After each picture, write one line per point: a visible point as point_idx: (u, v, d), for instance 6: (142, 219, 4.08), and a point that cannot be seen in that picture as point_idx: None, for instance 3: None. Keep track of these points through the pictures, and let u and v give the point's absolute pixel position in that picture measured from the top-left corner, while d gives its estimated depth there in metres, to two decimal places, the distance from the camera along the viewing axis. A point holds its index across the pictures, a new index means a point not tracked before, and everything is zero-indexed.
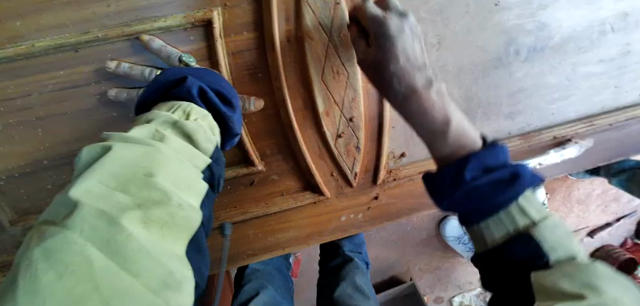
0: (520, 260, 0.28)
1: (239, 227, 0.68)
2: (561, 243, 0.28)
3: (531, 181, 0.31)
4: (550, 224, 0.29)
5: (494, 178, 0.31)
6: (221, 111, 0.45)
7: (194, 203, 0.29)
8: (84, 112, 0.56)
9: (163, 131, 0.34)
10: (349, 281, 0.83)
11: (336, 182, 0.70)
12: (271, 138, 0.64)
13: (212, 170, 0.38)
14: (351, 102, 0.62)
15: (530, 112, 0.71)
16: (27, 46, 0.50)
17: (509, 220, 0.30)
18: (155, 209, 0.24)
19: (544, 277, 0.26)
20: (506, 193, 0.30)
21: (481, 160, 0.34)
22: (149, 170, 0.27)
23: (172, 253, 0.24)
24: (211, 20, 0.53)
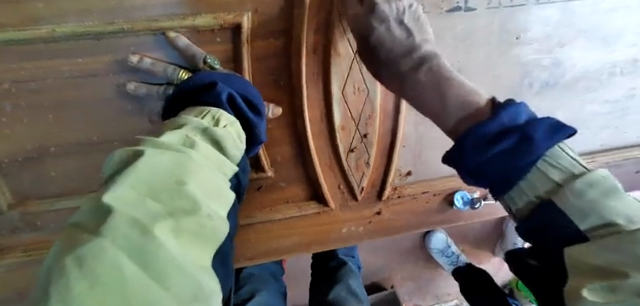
0: (558, 235, 0.31)
1: (241, 231, 0.68)
2: (594, 207, 0.28)
3: (547, 138, 0.32)
4: (578, 186, 0.30)
5: (505, 146, 0.33)
6: (247, 117, 0.43)
7: (222, 214, 0.26)
8: (99, 102, 0.54)
9: (193, 137, 0.29)
10: (343, 284, 0.85)
11: (342, 194, 0.70)
12: (284, 146, 0.64)
13: (239, 178, 0.37)
14: (368, 119, 0.63)
15: None
16: (48, 30, 0.47)
17: (533, 187, 0.32)
18: (186, 219, 0.20)
19: (579, 250, 0.28)
20: (520, 160, 0.32)
21: (490, 128, 0.35)
22: (180, 175, 0.23)
23: (201, 267, 0.21)
24: (240, 25, 0.53)
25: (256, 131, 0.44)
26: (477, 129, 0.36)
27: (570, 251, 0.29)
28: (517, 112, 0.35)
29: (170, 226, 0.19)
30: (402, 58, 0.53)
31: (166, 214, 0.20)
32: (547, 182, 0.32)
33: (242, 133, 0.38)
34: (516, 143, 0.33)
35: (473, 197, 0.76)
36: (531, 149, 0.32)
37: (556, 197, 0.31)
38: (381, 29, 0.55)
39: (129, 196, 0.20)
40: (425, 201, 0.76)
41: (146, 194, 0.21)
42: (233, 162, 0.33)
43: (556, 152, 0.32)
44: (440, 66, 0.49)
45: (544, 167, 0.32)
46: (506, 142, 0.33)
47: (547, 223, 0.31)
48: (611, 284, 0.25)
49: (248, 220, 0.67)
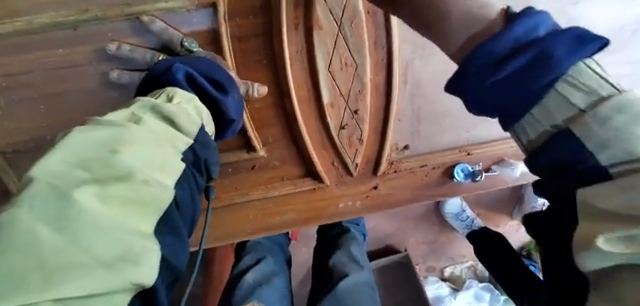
0: (562, 166, 0.23)
1: (240, 207, 0.70)
2: (619, 135, 0.20)
3: (575, 52, 0.24)
4: (615, 101, 0.21)
5: (520, 61, 0.24)
6: (212, 97, 0.41)
7: (166, 184, 0.27)
8: (88, 91, 0.55)
9: (140, 113, 0.30)
10: (344, 250, 0.88)
11: (337, 170, 0.70)
12: (273, 125, 0.63)
13: (197, 153, 0.35)
14: (358, 94, 0.62)
15: None
16: (27, 22, 0.48)
17: (543, 118, 0.24)
18: (117, 184, 0.21)
19: (588, 195, 0.21)
20: (539, 76, 0.24)
21: (502, 45, 0.26)
22: (115, 146, 0.24)
23: (136, 230, 0.21)
24: (215, 4, 0.51)
25: (225, 111, 0.42)
26: (485, 43, 0.27)
27: (581, 196, 0.22)
28: (536, 21, 0.26)
29: (97, 189, 0.20)
30: None
31: (94, 181, 0.20)
32: (568, 106, 0.23)
33: (202, 110, 0.38)
34: (541, 53, 0.24)
35: (474, 170, 0.75)
36: (553, 61, 0.23)
37: (573, 124, 0.23)
38: None
39: (58, 168, 0.20)
40: (424, 175, 0.75)
41: (77, 165, 0.21)
42: (188, 137, 0.34)
43: (579, 69, 0.23)
44: None
45: (565, 88, 0.23)
46: (519, 58, 0.25)
47: (560, 161, 0.23)
48: (618, 231, 0.19)
49: (243, 197, 0.69)
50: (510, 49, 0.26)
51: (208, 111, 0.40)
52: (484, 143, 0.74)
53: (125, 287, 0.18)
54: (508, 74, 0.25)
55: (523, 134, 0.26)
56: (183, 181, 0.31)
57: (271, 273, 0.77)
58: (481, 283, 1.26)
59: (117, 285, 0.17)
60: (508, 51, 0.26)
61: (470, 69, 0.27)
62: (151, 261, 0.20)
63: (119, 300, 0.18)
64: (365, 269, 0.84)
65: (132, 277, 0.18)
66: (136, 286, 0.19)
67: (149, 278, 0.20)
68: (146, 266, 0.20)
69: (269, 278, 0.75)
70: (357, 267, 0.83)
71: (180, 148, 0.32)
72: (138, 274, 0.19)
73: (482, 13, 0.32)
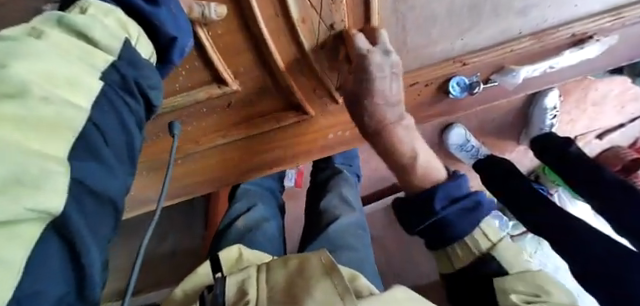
0: (490, 270, 0.62)
1: (224, 149, 0.69)
2: (514, 259, 0.63)
3: (486, 208, 0.67)
4: (501, 246, 0.64)
5: (464, 203, 0.65)
6: (141, 11, 0.35)
7: (79, 103, 0.24)
8: None
9: (42, 28, 0.27)
10: (335, 193, 0.87)
11: (321, 98, 0.66)
12: (244, 53, 0.56)
13: (123, 73, 0.29)
14: (331, 4, 0.53)
15: (548, 4, 0.62)
16: None
17: (467, 247, 0.65)
18: (3, 104, 0.19)
19: (502, 281, 0.59)
20: (464, 218, 0.65)
21: (454, 185, 0.65)
22: (2, 59, 0.22)
23: (35, 152, 0.19)
24: None
25: (161, 26, 0.36)
26: (439, 188, 0.64)
27: (497, 282, 0.60)
28: (458, 185, 0.66)
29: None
30: (378, 92, 0.59)
31: None
32: (486, 242, 0.64)
33: (127, 22, 0.33)
34: (465, 205, 0.65)
35: (472, 82, 0.71)
36: (478, 210, 0.66)
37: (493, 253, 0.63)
38: (376, 58, 0.55)
39: None
40: (416, 94, 0.73)
41: None
42: (110, 55, 0.30)
43: (489, 221, 0.66)
44: (411, 128, 0.66)
45: (479, 234, 0.65)
46: (461, 203, 0.65)
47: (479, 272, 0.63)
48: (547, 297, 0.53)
49: (224, 139, 0.66)
50: (451, 199, 0.65)
51: (140, 27, 0.35)
52: (481, 50, 0.66)
53: (23, 215, 0.17)
54: (449, 214, 0.64)
55: (454, 250, 0.66)
56: (105, 104, 0.27)
57: (262, 218, 0.77)
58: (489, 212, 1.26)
59: (18, 214, 0.16)
60: (452, 197, 0.65)
61: (424, 197, 0.64)
62: (56, 188, 0.19)
63: (25, 232, 0.17)
64: (356, 211, 0.83)
65: (30, 202, 0.17)
66: (43, 214, 0.18)
67: (57, 204, 0.19)
68: (49, 192, 0.18)
69: (260, 223, 0.74)
70: (349, 209, 0.82)
71: (99, 66, 0.28)
72: (38, 199, 0.17)
73: (438, 175, 0.67)
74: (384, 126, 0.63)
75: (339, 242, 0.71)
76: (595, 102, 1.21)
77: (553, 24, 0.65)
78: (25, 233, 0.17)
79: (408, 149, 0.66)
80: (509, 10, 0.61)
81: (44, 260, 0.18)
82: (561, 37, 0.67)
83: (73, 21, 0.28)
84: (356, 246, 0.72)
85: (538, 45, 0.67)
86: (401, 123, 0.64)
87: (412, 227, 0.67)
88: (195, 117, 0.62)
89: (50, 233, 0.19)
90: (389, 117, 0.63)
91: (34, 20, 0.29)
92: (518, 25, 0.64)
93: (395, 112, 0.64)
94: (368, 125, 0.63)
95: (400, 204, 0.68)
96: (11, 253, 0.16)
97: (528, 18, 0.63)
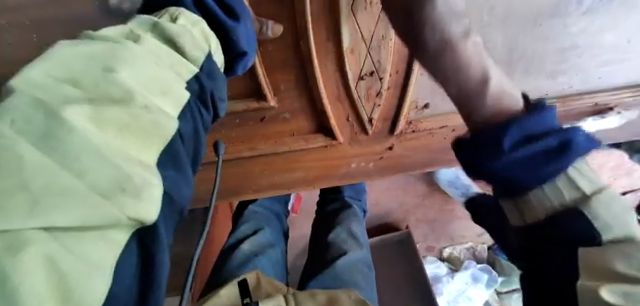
0: (570, 238, 0.23)
1: (246, 163, 0.68)
2: (618, 218, 0.24)
3: (582, 147, 0.23)
4: (606, 194, 0.24)
5: (545, 144, 0.22)
6: (222, 23, 0.40)
7: (168, 112, 0.26)
8: (82, 21, 0.50)
9: (140, 32, 0.30)
10: (344, 228, 0.85)
11: (352, 128, 0.67)
12: (288, 73, 0.58)
13: (203, 84, 0.34)
14: (380, 40, 0.56)
15: (575, 72, 0.67)
16: None
17: (544, 206, 0.24)
18: (111, 107, 0.21)
19: (598, 256, 0.23)
20: (558, 165, 0.23)
21: (528, 125, 0.23)
22: (109, 64, 0.24)
23: (136, 160, 0.20)
24: None
25: (235, 40, 0.41)
26: (505, 124, 0.24)
27: (586, 254, 0.23)
28: (552, 113, 0.24)
29: (88, 109, 0.19)
30: None
31: (85, 100, 0.20)
32: (572, 189, 0.23)
33: (209, 34, 0.37)
34: (549, 143, 0.22)
35: None
36: (566, 156, 0.23)
37: (580, 204, 0.23)
38: None
39: (42, 81, 0.20)
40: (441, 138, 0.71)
41: (65, 81, 0.21)
42: (194, 65, 0.33)
43: (582, 162, 0.24)
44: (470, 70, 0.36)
45: (563, 182, 0.23)
46: (549, 141, 0.22)
47: (555, 236, 0.24)
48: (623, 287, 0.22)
49: (251, 151, 0.66)
50: (529, 138, 0.23)
51: (218, 40, 0.39)
52: None
53: (122, 222, 0.17)
54: (526, 159, 0.22)
55: (529, 210, 0.24)
56: (186, 114, 0.29)
57: (268, 243, 0.74)
58: (479, 264, 1.22)
59: (115, 220, 0.16)
60: (527, 137, 0.23)
61: (478, 150, 0.24)
62: (153, 196, 0.19)
63: (116, 236, 0.17)
64: (363, 248, 0.81)
65: (130, 209, 0.17)
66: (135, 222, 0.18)
67: (151, 213, 0.19)
68: (147, 200, 0.19)
69: (264, 248, 0.72)
70: (356, 245, 0.80)
71: (184, 76, 0.31)
72: (137, 207, 0.18)
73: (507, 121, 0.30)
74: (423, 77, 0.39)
75: (344, 277, 0.69)
76: (591, 170, 1.24)
77: (578, 91, 0.70)
78: (115, 237, 0.17)
79: None
80: (539, 71, 0.66)
81: (126, 265, 0.17)
82: (583, 105, 0.71)
83: (167, 28, 0.32)
84: (361, 284, 0.70)
85: (564, 109, 0.71)
86: (471, 42, 0.30)
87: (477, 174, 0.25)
88: (226, 126, 0.63)
89: (133, 239, 0.19)
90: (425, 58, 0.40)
91: (129, 24, 0.32)
92: (545, 88, 0.69)
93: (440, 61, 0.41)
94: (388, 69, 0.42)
95: (459, 143, 0.26)
96: (97, 253, 0.15)
97: (555, 82, 0.68)
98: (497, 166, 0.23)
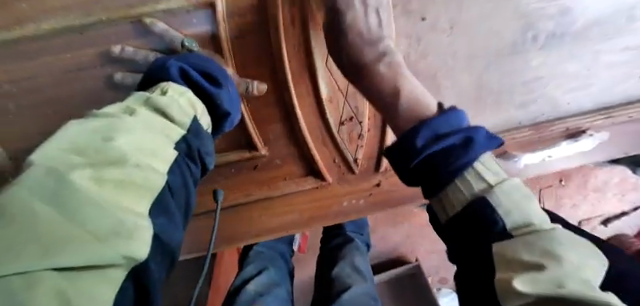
0: (484, 223, 0.33)
1: (245, 208, 0.72)
2: (517, 207, 0.33)
3: (482, 144, 0.38)
4: (508, 184, 0.35)
5: (451, 142, 0.38)
6: (208, 90, 0.47)
7: (158, 168, 0.31)
8: (93, 95, 0.57)
9: (135, 106, 0.36)
10: (348, 261, 0.86)
11: (339, 168, 0.71)
12: (275, 124, 0.64)
13: (191, 144, 0.39)
14: (355, 89, 0.63)
15: (543, 101, 0.72)
16: (34, 29, 0.49)
17: (459, 194, 0.36)
18: (109, 169, 0.26)
19: (506, 247, 0.32)
20: (463, 157, 0.36)
21: (435, 128, 0.40)
22: (109, 136, 0.30)
23: (131, 211, 0.25)
24: (218, 28, 0.53)
25: (221, 103, 0.48)
26: (422, 128, 0.41)
27: (499, 247, 0.32)
28: (458, 118, 0.41)
29: (90, 173, 0.25)
30: (370, 40, 0.56)
31: (87, 165, 0.26)
32: (480, 182, 0.35)
33: (195, 101, 0.43)
34: (452, 140, 0.38)
35: None
36: (471, 148, 0.37)
37: (487, 193, 0.34)
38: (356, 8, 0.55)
39: (55, 154, 0.26)
40: None
41: (72, 153, 0.27)
42: (181, 128, 0.39)
43: (486, 159, 0.37)
44: (398, 63, 0.55)
45: (471, 173, 0.36)
46: (452, 139, 0.38)
47: (478, 221, 0.34)
48: (533, 274, 0.28)
49: (246, 198, 0.70)
50: (437, 137, 0.39)
51: (204, 105, 0.46)
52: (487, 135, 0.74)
53: (117, 260, 0.21)
54: (439, 151, 0.38)
55: (449, 199, 0.37)
56: (175, 168, 0.34)
57: (273, 283, 0.76)
58: None
59: (111, 257, 0.20)
60: (436, 135, 0.40)
61: (407, 144, 0.41)
62: (142, 239, 0.24)
63: (114, 274, 0.21)
64: (368, 281, 0.82)
65: (123, 249, 0.21)
66: (128, 259, 0.22)
67: (141, 252, 0.23)
68: (138, 242, 0.23)
69: (269, 288, 0.74)
70: (361, 279, 0.81)
71: (174, 139, 0.36)
72: (129, 247, 0.22)
73: (426, 105, 0.48)
74: (362, 66, 0.55)
75: None
76: (596, 188, 1.22)
77: (549, 118, 0.74)
78: (112, 275, 0.21)
79: (396, 85, 0.52)
80: (509, 103, 0.72)
81: (124, 299, 0.21)
82: (556, 132, 0.75)
83: (158, 101, 0.38)
84: None
85: (536, 136, 0.75)
86: (385, 63, 0.55)
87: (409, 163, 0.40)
88: (223, 175, 0.67)
89: (129, 279, 0.22)
90: (368, 56, 0.55)
91: (126, 100, 0.38)
92: (518, 117, 0.74)
93: (376, 51, 0.56)
94: (344, 67, 0.56)
95: (389, 151, 0.43)
96: (104, 289, 0.19)
97: (527, 111, 0.73)
98: (419, 153, 0.39)
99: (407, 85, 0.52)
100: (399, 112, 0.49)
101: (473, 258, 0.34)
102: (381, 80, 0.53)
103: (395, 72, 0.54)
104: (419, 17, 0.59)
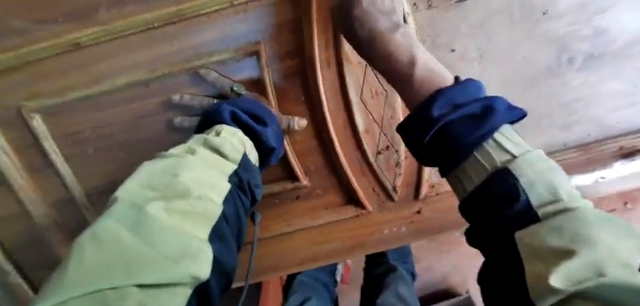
0: (504, 199, 0.28)
1: (287, 237, 0.74)
2: (542, 177, 0.27)
3: (503, 113, 0.33)
4: (532, 155, 0.29)
5: (470, 111, 0.34)
6: (255, 129, 0.52)
7: (215, 199, 0.34)
8: (155, 138, 0.65)
9: (195, 147, 0.41)
10: (392, 291, 0.84)
11: (378, 196, 0.72)
12: (315, 156, 0.68)
13: (241, 177, 0.43)
14: (390, 120, 0.66)
15: (589, 121, 0.70)
16: (111, 84, 0.59)
17: (480, 168, 0.32)
18: (177, 200, 0.30)
19: (532, 236, 0.23)
20: (483, 126, 0.32)
21: (452, 98, 0.36)
22: (175, 172, 0.34)
23: (195, 236, 0.28)
24: (262, 73, 0.60)
25: (265, 139, 0.53)
26: (437, 98, 0.37)
27: (520, 237, 0.24)
28: (474, 89, 0.37)
29: (162, 204, 0.29)
30: (384, 11, 0.54)
31: (160, 198, 0.30)
32: (503, 153, 0.30)
33: (244, 139, 0.48)
34: (471, 109, 0.34)
35: None
36: (493, 117, 0.32)
37: (509, 164, 0.29)
38: None
39: (135, 191, 0.31)
40: None
41: (148, 189, 0.31)
42: (232, 163, 0.43)
43: (508, 130, 0.33)
44: (409, 35, 0.53)
45: (493, 145, 0.31)
46: (470, 108, 0.34)
47: (498, 198, 0.28)
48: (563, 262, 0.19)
49: (289, 227, 0.72)
50: (454, 106, 0.35)
51: (251, 142, 0.50)
52: None
53: (185, 279, 0.24)
54: (457, 121, 0.34)
55: (466, 172, 0.33)
56: (229, 199, 0.38)
57: None
58: None
59: (179, 276, 0.23)
60: (454, 106, 0.36)
61: (421, 116, 0.37)
62: (205, 259, 0.27)
63: (182, 290, 0.24)
64: None
65: (191, 269, 0.24)
66: (195, 278, 0.25)
67: (205, 271, 0.26)
68: (201, 262, 0.26)
69: None
70: None
71: (227, 173, 0.40)
72: (194, 267, 0.25)
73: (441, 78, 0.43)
74: (377, 35, 0.53)
75: None
76: None
77: (597, 138, 0.71)
78: (181, 292, 0.24)
79: (405, 57, 0.50)
80: (550, 125, 0.70)
81: None
82: (610, 150, 0.72)
83: (212, 141, 0.42)
84: None
85: (585, 157, 0.71)
86: (400, 33, 0.53)
87: (423, 135, 0.36)
88: (266, 206, 0.71)
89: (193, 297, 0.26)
90: (383, 26, 0.54)
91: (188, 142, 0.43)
92: (563, 139, 0.71)
93: (390, 22, 0.54)
94: (360, 35, 0.54)
95: (400, 125, 0.40)
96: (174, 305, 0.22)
97: (571, 132, 0.70)
98: (434, 123, 0.35)
99: (422, 57, 0.49)
100: (413, 88, 0.45)
101: (497, 242, 0.28)
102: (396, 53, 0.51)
103: (408, 41, 0.52)
104: (449, 49, 0.62)
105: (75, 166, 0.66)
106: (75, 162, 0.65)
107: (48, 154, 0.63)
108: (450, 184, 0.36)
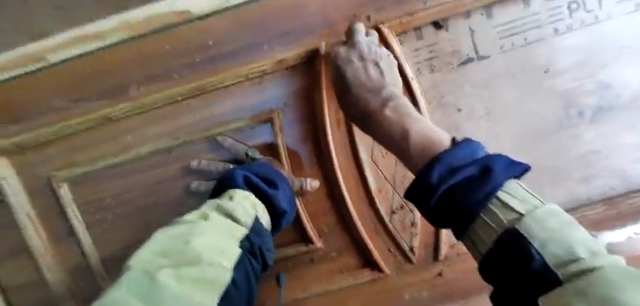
0: (520, 260, 0.27)
1: (302, 304, 0.70)
2: (554, 234, 0.26)
3: (503, 171, 0.33)
4: (542, 212, 0.28)
5: (468, 173, 0.34)
6: (267, 192, 0.53)
7: (226, 265, 0.35)
8: (172, 202, 0.66)
9: (208, 211, 0.42)
10: None
11: (395, 257, 0.69)
12: (328, 217, 0.67)
13: (252, 242, 0.43)
14: (402, 178, 0.65)
15: (610, 173, 0.68)
16: (135, 152, 0.63)
17: (489, 229, 0.31)
18: (188, 267, 0.30)
19: (558, 300, 0.23)
20: (484, 187, 0.32)
21: (449, 160, 0.37)
22: (188, 238, 0.35)
23: (203, 305, 0.28)
24: (276, 139, 0.62)
25: (277, 202, 0.54)
26: (435, 162, 0.38)
27: (548, 302, 0.24)
28: (471, 149, 0.38)
29: (173, 272, 0.29)
30: (373, 91, 0.58)
31: (171, 266, 0.30)
32: (510, 211, 0.30)
33: (256, 203, 0.49)
34: (468, 170, 0.34)
35: None
36: (492, 177, 0.33)
37: (517, 224, 0.28)
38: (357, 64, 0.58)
39: (148, 259, 0.32)
40: None
41: (161, 257, 0.32)
42: (243, 226, 0.43)
43: (512, 187, 0.32)
44: (403, 107, 0.55)
45: (496, 204, 0.31)
46: (468, 170, 0.34)
47: (513, 259, 0.28)
48: None
49: (304, 292, 0.69)
50: (452, 169, 0.36)
51: (263, 205, 0.51)
52: None
53: None
54: (458, 184, 0.34)
55: (477, 233, 0.33)
56: (240, 266, 0.38)
57: None
58: None
59: None
60: (452, 168, 0.36)
61: (422, 181, 0.38)
62: None
63: None
64: None
65: None
66: None
67: None
68: None
69: None
70: None
71: (238, 236, 0.41)
72: None
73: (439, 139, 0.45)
74: (369, 114, 0.57)
75: None
76: None
77: (620, 192, 0.68)
78: None
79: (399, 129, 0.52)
80: (569, 179, 0.68)
81: None
82: (637, 205, 0.68)
83: (225, 205, 0.43)
84: None
85: (614, 211, 0.68)
86: (391, 107, 0.55)
87: (427, 199, 0.37)
88: (280, 269, 0.69)
89: None
90: (373, 105, 0.57)
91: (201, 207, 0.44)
92: (586, 192, 0.68)
93: (380, 99, 0.57)
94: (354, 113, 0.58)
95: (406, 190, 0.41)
96: None
97: (594, 185, 0.68)
98: (436, 189, 0.36)
99: (418, 126, 0.50)
100: (412, 151, 0.47)
101: (526, 304, 0.27)
102: (391, 127, 0.53)
103: (400, 113, 0.54)
104: (455, 109, 0.64)
105: (94, 232, 0.67)
106: (94, 230, 0.67)
107: (71, 221, 0.65)
108: (466, 244, 0.36)
